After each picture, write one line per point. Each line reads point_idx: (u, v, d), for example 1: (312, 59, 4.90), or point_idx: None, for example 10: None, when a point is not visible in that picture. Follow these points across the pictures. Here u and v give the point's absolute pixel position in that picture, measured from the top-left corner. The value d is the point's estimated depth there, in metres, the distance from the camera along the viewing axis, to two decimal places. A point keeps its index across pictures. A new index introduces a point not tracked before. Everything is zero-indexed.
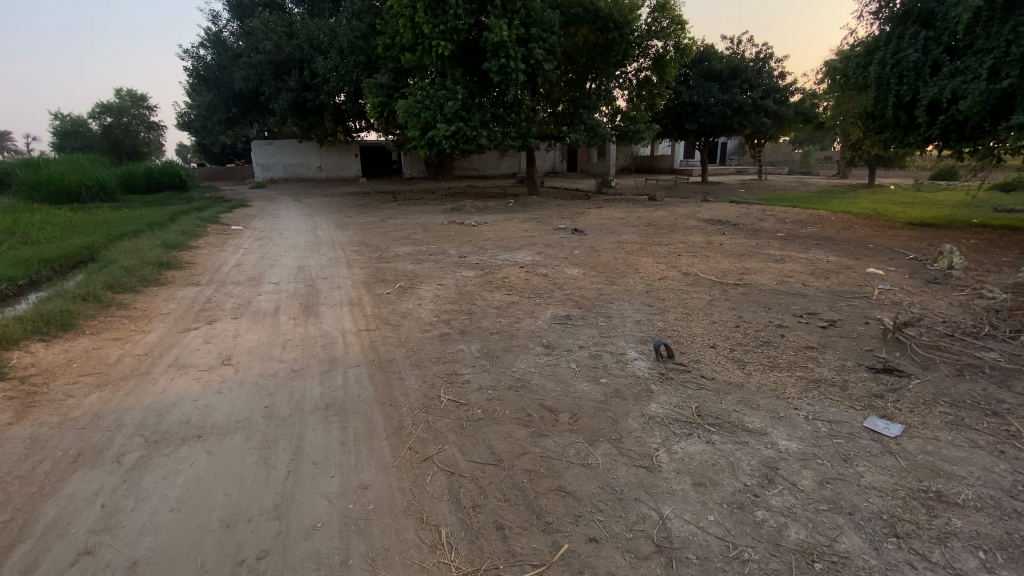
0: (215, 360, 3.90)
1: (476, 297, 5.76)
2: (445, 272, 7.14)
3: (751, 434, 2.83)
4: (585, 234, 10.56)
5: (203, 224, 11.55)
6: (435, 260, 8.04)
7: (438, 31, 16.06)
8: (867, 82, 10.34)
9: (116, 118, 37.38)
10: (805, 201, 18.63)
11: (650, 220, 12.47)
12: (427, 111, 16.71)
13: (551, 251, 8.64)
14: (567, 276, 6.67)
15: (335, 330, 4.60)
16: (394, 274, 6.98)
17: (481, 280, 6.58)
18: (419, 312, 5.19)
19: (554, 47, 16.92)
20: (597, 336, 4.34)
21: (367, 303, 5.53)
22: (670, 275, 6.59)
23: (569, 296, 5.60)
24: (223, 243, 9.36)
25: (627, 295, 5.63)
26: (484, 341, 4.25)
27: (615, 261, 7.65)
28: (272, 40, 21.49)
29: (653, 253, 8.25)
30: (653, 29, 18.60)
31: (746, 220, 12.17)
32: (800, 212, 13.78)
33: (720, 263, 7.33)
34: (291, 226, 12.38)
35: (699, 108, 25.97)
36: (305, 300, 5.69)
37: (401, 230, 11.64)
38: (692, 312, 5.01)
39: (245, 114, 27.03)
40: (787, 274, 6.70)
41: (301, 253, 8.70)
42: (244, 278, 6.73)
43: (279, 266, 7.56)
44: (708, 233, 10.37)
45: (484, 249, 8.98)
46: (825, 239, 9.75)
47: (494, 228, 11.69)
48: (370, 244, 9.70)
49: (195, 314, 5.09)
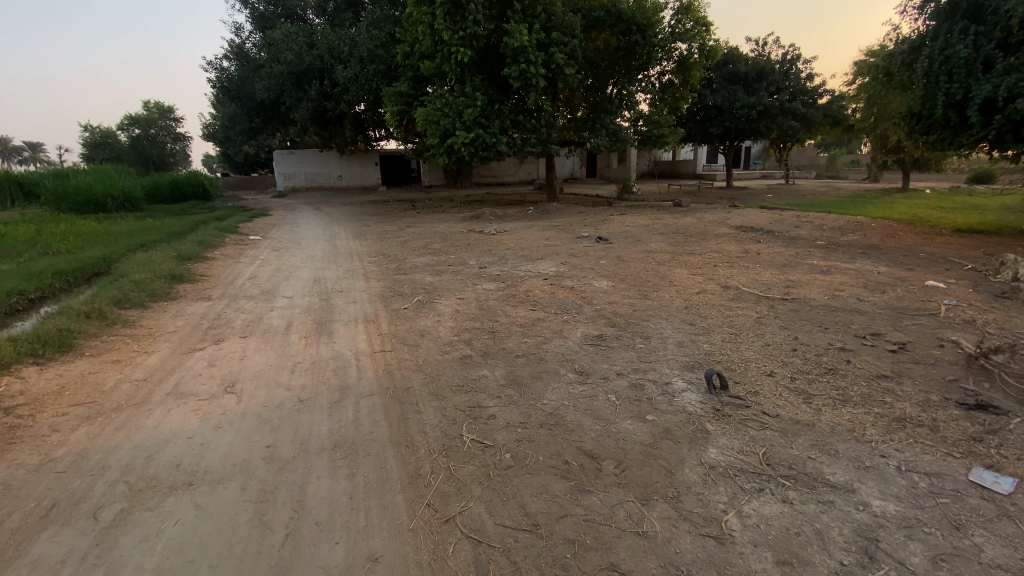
0: (217, 387, 3.56)
1: (499, 312, 5.36)
2: (466, 284, 6.76)
3: (835, 490, 2.36)
4: (610, 242, 10.11)
5: (222, 234, 11.43)
6: (455, 271, 7.68)
7: (458, 37, 15.82)
8: (913, 80, 9.63)
9: (144, 129, 38.20)
10: (838, 207, 17.85)
11: (678, 227, 11.95)
12: (446, 118, 16.47)
13: (575, 261, 8.22)
14: (595, 290, 6.23)
15: (347, 352, 4.23)
16: (412, 287, 6.63)
17: (504, 293, 6.19)
18: (439, 330, 4.80)
19: (575, 51, 16.53)
20: (636, 360, 3.89)
21: (384, 319, 5.17)
22: (708, 288, 6.10)
23: (602, 313, 5.16)
24: (240, 254, 9.17)
25: (665, 312, 5.16)
26: (510, 365, 3.83)
27: (644, 272, 7.19)
28: (293, 50, 21.62)
29: (686, 263, 7.77)
30: (676, 32, 18.11)
31: (780, 227, 11.57)
32: (837, 217, 13.08)
33: (761, 275, 6.81)
34: (310, 236, 12.20)
35: (723, 112, 25.32)
36: (318, 316, 5.36)
37: (420, 239, 11.35)
38: (739, 333, 4.52)
39: (267, 124, 27.29)
40: (837, 287, 6.14)
41: (318, 264, 8.44)
42: (257, 292, 6.46)
43: (294, 278, 7.29)
44: (741, 241, 9.83)
45: (506, 259, 8.59)
46: (868, 247, 9.13)
47: (515, 237, 11.30)
48: (387, 254, 9.39)
49: (202, 333, 4.80)
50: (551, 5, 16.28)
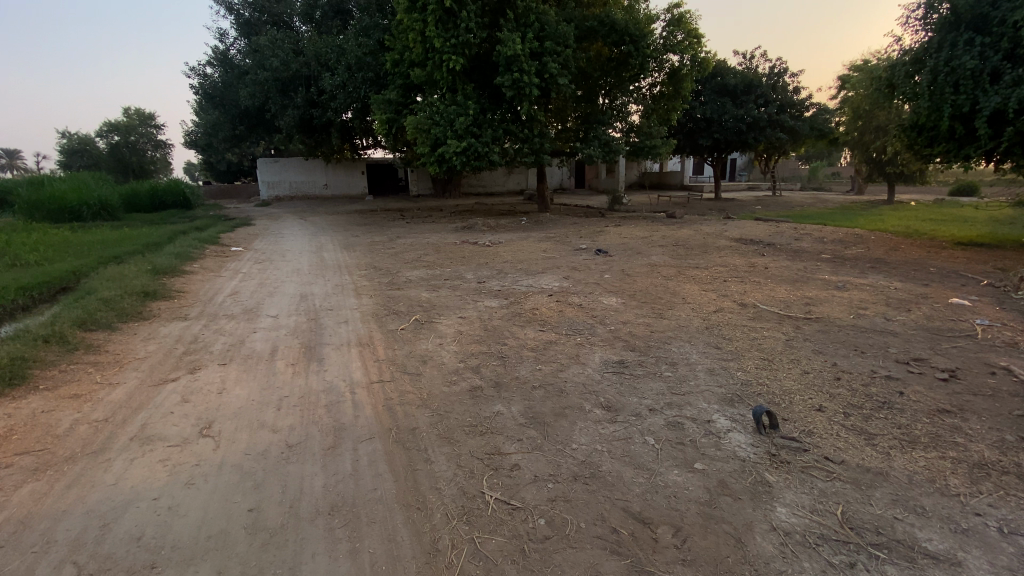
0: (191, 430, 3.06)
1: (506, 333, 4.94)
2: (465, 301, 6.32)
3: (940, 565, 1.98)
4: (610, 255, 9.76)
5: (202, 245, 10.85)
6: (452, 286, 7.25)
7: (449, 44, 15.50)
8: (917, 91, 9.54)
9: (123, 136, 37.22)
10: (830, 219, 17.88)
11: (677, 239, 11.72)
12: (437, 127, 16.10)
13: (577, 275, 7.83)
14: (605, 307, 5.83)
15: (342, 382, 3.75)
16: (408, 304, 6.17)
17: (509, 311, 5.77)
18: (442, 355, 4.35)
19: (569, 61, 16.28)
20: (668, 392, 3.49)
21: (379, 342, 4.69)
22: (725, 305, 5.76)
23: (619, 335, 4.75)
24: (221, 267, 8.63)
25: (687, 334, 4.77)
26: (528, 398, 3.40)
27: (652, 287, 6.83)
28: (279, 57, 21.13)
29: (694, 277, 7.45)
30: (668, 43, 17.99)
31: (780, 239, 11.37)
32: (834, 230, 12.96)
33: (776, 291, 6.49)
34: (296, 247, 11.66)
35: (713, 124, 25.41)
36: (307, 338, 4.86)
37: (411, 251, 10.87)
38: (773, 358, 4.14)
39: (251, 131, 26.65)
40: (858, 305, 5.84)
41: (305, 278, 7.93)
42: (240, 310, 5.94)
43: (280, 293, 6.78)
44: (745, 254, 9.58)
45: (505, 273, 8.18)
46: (875, 261, 8.92)
47: (511, 248, 10.93)
48: (379, 267, 8.92)
49: (176, 359, 4.28)
50: (544, 15, 16.06)
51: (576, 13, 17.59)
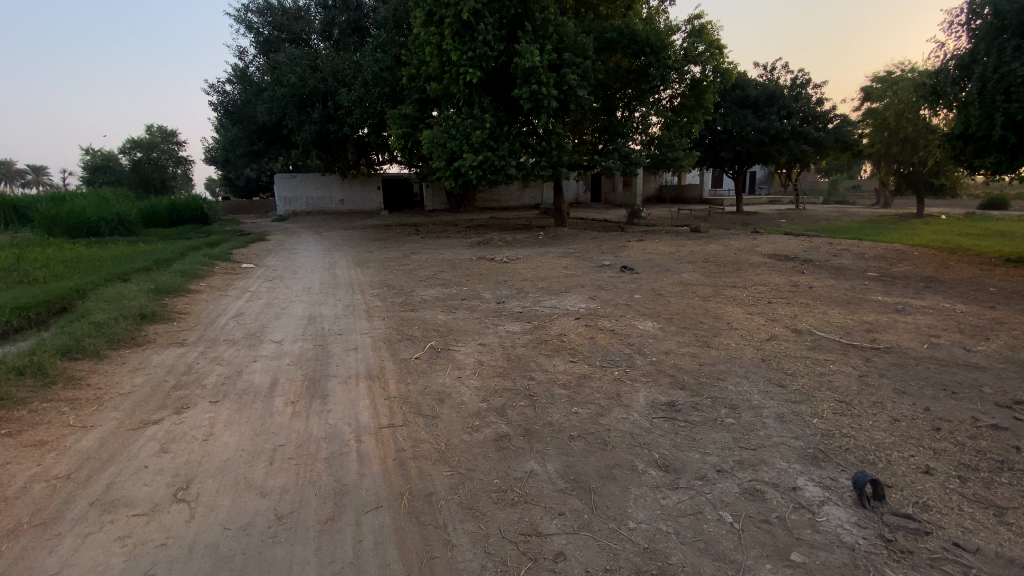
0: (165, 493, 2.56)
1: (533, 363, 4.38)
2: (484, 324, 5.77)
3: None
4: (637, 272, 9.18)
5: (212, 262, 10.53)
6: (470, 307, 6.74)
7: (467, 57, 15.24)
8: (964, 98, 8.71)
9: (145, 153, 37.99)
10: (862, 233, 17.12)
11: (706, 255, 11.09)
12: (453, 140, 15.78)
13: (605, 295, 7.26)
14: (642, 333, 5.24)
15: (349, 426, 3.23)
16: (423, 327, 5.66)
17: (534, 336, 5.23)
18: (464, 390, 3.81)
19: (588, 72, 15.88)
20: (736, 448, 2.91)
21: (391, 375, 4.15)
22: (777, 332, 5.15)
23: (665, 369, 4.17)
24: (228, 285, 8.27)
25: (743, 370, 4.15)
26: (568, 454, 2.83)
27: (689, 309, 6.24)
28: (296, 74, 21.20)
29: (734, 298, 6.85)
30: (689, 54, 17.50)
31: (816, 255, 10.66)
32: (871, 245, 12.20)
33: (830, 316, 5.84)
34: (308, 263, 11.32)
35: (733, 137, 24.82)
36: (311, 369, 4.35)
37: (426, 268, 10.41)
38: (853, 401, 3.51)
39: (268, 147, 26.77)
40: (929, 332, 5.16)
41: (314, 297, 7.51)
42: (242, 334, 5.49)
43: (287, 315, 6.33)
44: (783, 272, 8.94)
45: (525, 292, 7.63)
46: (926, 279, 8.21)
47: (531, 265, 10.42)
48: (392, 286, 8.44)
49: (163, 396, 3.79)
50: (563, 26, 15.73)
51: (596, 25, 17.26)
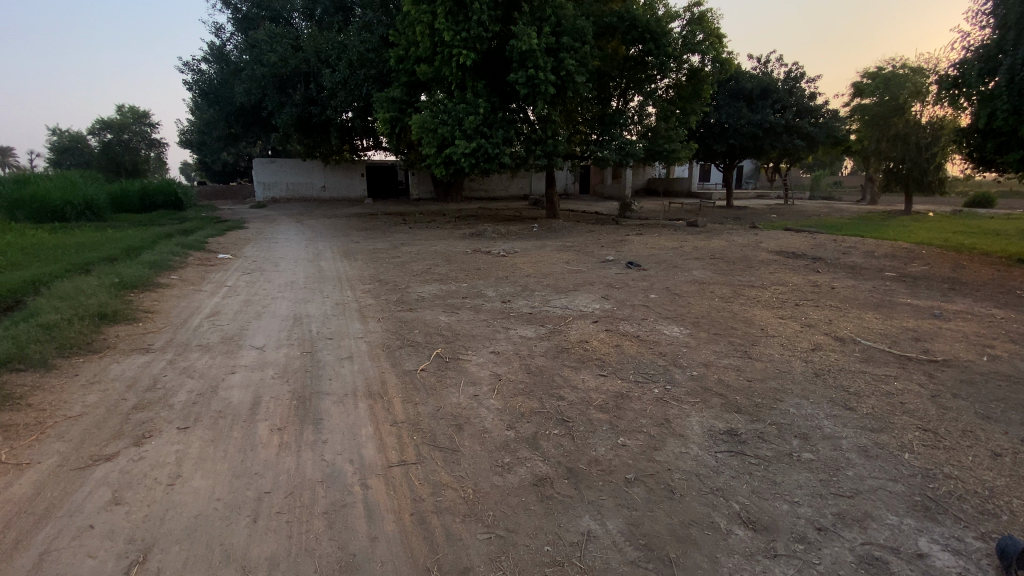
0: (116, 568, 1.96)
1: (560, 377, 3.81)
2: (494, 327, 5.18)
3: None
4: (645, 269, 8.68)
5: (184, 251, 9.69)
6: (474, 306, 6.15)
7: (460, 38, 14.46)
8: (991, 91, 8.36)
9: (116, 135, 36.09)
10: (859, 230, 16.93)
11: (712, 251, 10.63)
12: (444, 126, 15.02)
13: (617, 293, 6.71)
14: (672, 340, 4.71)
15: (352, 465, 2.63)
16: (427, 330, 5.07)
17: (553, 342, 4.65)
18: (487, 412, 3.23)
19: (586, 58, 15.22)
20: (830, 497, 2.41)
21: (396, 392, 3.54)
22: (821, 341, 4.68)
23: (711, 387, 3.66)
24: (202, 278, 7.52)
25: (799, 389, 3.65)
26: (630, 507, 2.29)
27: (714, 312, 5.75)
28: (277, 52, 20.15)
29: (758, 299, 6.39)
30: (688, 42, 16.78)
31: (825, 252, 10.30)
32: (876, 242, 11.91)
33: (867, 321, 5.41)
34: (291, 254, 10.55)
35: (727, 130, 24.47)
36: (301, 385, 3.72)
37: (419, 260, 9.76)
38: (939, 430, 3.05)
39: (247, 130, 25.55)
40: (980, 341, 4.77)
41: (299, 293, 6.82)
42: (218, 338, 4.81)
43: (268, 315, 5.66)
44: (798, 270, 8.53)
45: (531, 290, 7.07)
46: (948, 280, 7.88)
47: (530, 259, 9.84)
48: (385, 281, 7.79)
49: (121, 421, 3.13)
50: (561, 8, 15.04)
51: (594, 9, 16.69)
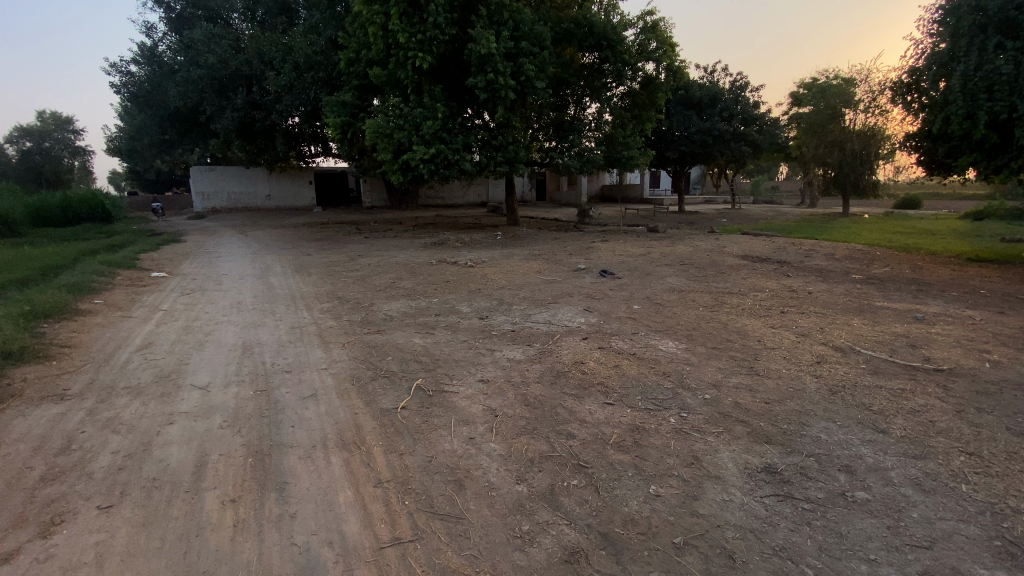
0: None
1: (565, 409, 3.36)
2: (477, 349, 4.67)
3: None
4: (619, 277, 8.40)
5: (110, 270, 8.61)
6: (450, 325, 5.62)
7: (416, 40, 13.93)
8: (943, 98, 8.68)
9: (36, 142, 33.41)
10: (811, 232, 17.49)
11: (680, 257, 10.55)
12: (400, 131, 14.38)
13: (599, 305, 6.34)
14: (671, 357, 4.37)
15: (334, 550, 2.10)
16: (402, 355, 4.50)
17: (547, 365, 4.19)
18: (490, 460, 2.74)
19: (545, 64, 14.99)
20: (906, 552, 2.11)
21: (376, 440, 3.00)
22: (824, 353, 4.47)
23: (731, 413, 3.33)
24: (132, 301, 6.60)
25: (821, 410, 3.37)
26: None
27: (705, 322, 5.48)
28: (215, 53, 18.86)
29: (743, 307, 6.19)
30: (643, 51, 16.84)
31: (789, 256, 10.40)
32: (831, 245, 12.24)
33: (858, 327, 5.30)
34: (236, 270, 9.61)
35: (679, 137, 24.98)
36: (258, 435, 3.10)
37: (380, 274, 9.08)
38: (982, 453, 2.85)
39: (183, 136, 23.82)
40: (973, 346, 4.72)
41: (247, 317, 6.05)
42: (151, 376, 4.07)
43: (212, 345, 4.92)
44: (769, 274, 8.51)
45: (508, 303, 6.61)
46: (913, 281, 8.06)
47: (498, 270, 9.38)
48: (345, 298, 7.11)
49: (23, 502, 2.46)
50: (519, 12, 14.74)
51: (551, 15, 16.54)
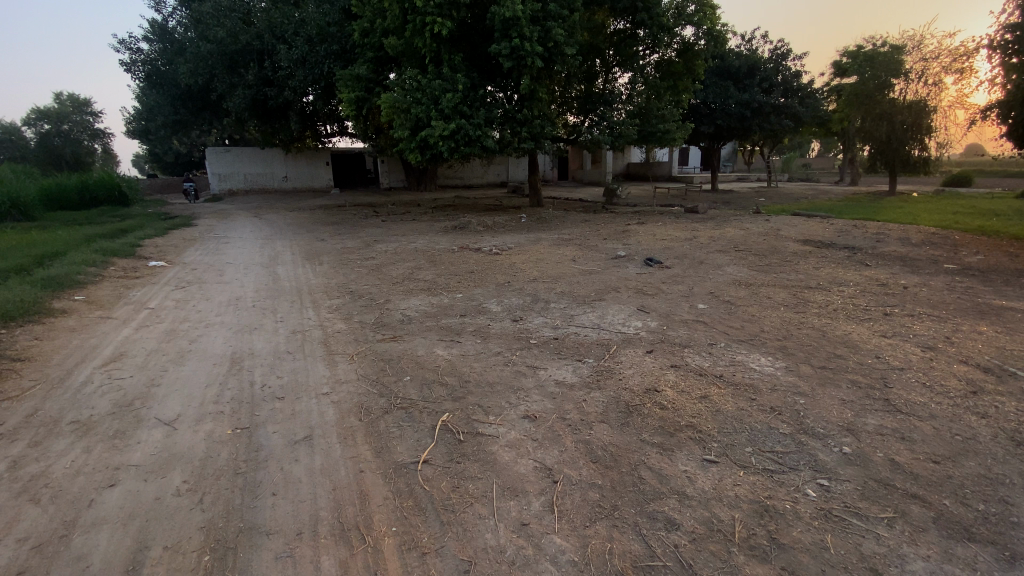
0: None
1: (653, 470, 2.41)
2: (517, 366, 3.70)
3: None
4: (667, 266, 7.35)
5: (105, 261, 7.86)
6: (480, 330, 4.66)
7: (433, 4, 12.75)
8: None
9: (55, 124, 33.10)
10: (862, 212, 16.00)
11: (730, 241, 9.41)
12: (418, 105, 13.33)
13: (654, 303, 5.30)
14: (770, 381, 3.37)
15: None
16: (425, 374, 3.58)
17: (613, 393, 3.20)
18: (557, 573, 1.85)
19: (575, 27, 13.68)
20: None
21: (389, 524, 2.11)
22: (975, 378, 3.39)
23: (893, 485, 2.34)
24: (119, 299, 5.82)
25: (1021, 478, 2.37)
26: None
27: (797, 329, 4.42)
28: (225, 27, 17.93)
29: (832, 307, 5.09)
30: (681, 13, 15.33)
31: (857, 241, 9.17)
32: (897, 227, 10.90)
33: (993, 337, 4.19)
34: (241, 258, 8.82)
35: (714, 110, 23.31)
36: (225, 509, 2.24)
37: (397, 263, 8.15)
38: None
39: (196, 116, 23.11)
40: None
41: (242, 318, 5.17)
42: (109, 407, 3.23)
43: (194, 358, 4.06)
44: (842, 263, 7.35)
45: (545, 300, 5.64)
46: (1018, 271, 6.82)
47: (527, 257, 8.38)
48: (357, 293, 6.21)
49: None
50: None
51: None
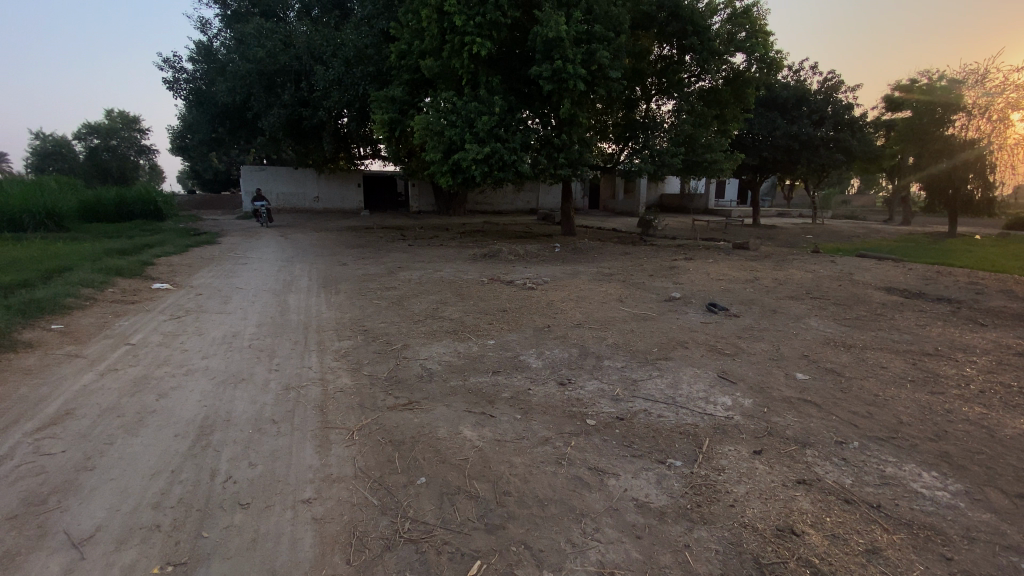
0: None
1: None
2: (576, 465, 2.67)
3: None
4: (734, 315, 6.25)
5: (108, 282, 7.22)
6: (521, 396, 3.67)
7: (473, 24, 12.23)
8: None
9: (104, 140, 34.29)
10: (930, 256, 14.46)
11: (797, 285, 8.24)
12: (452, 127, 12.70)
13: (738, 369, 4.21)
14: (960, 522, 2.26)
15: None
16: (447, 475, 2.57)
17: (727, 535, 2.13)
18: None
19: (620, 50, 12.91)
20: None
21: None
22: None
23: None
24: (102, 329, 5.04)
25: None
26: None
27: (950, 422, 3.26)
28: (265, 48, 17.93)
29: (978, 387, 3.90)
30: (732, 40, 14.48)
31: (951, 292, 7.88)
32: (989, 275, 9.49)
33: None
34: (255, 283, 8.10)
35: (760, 142, 22.20)
36: None
37: (421, 296, 7.26)
38: None
39: (233, 135, 23.21)
40: None
41: (229, 364, 4.27)
42: (14, 505, 2.32)
43: (154, 422, 3.16)
44: (949, 320, 6.12)
45: (598, 356, 4.62)
46: None
47: (568, 295, 7.39)
48: (372, 334, 5.29)
49: None
50: None
51: None
